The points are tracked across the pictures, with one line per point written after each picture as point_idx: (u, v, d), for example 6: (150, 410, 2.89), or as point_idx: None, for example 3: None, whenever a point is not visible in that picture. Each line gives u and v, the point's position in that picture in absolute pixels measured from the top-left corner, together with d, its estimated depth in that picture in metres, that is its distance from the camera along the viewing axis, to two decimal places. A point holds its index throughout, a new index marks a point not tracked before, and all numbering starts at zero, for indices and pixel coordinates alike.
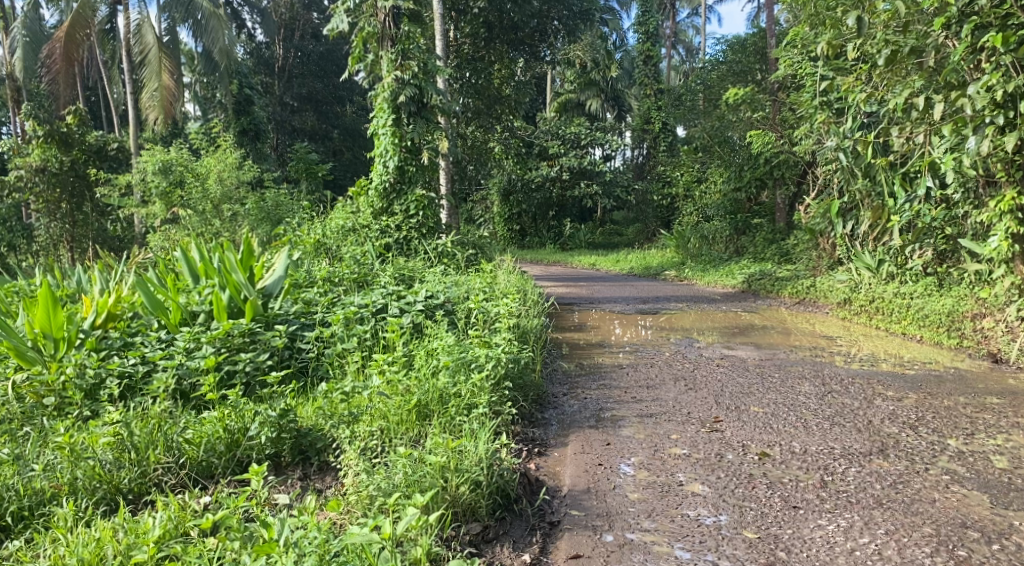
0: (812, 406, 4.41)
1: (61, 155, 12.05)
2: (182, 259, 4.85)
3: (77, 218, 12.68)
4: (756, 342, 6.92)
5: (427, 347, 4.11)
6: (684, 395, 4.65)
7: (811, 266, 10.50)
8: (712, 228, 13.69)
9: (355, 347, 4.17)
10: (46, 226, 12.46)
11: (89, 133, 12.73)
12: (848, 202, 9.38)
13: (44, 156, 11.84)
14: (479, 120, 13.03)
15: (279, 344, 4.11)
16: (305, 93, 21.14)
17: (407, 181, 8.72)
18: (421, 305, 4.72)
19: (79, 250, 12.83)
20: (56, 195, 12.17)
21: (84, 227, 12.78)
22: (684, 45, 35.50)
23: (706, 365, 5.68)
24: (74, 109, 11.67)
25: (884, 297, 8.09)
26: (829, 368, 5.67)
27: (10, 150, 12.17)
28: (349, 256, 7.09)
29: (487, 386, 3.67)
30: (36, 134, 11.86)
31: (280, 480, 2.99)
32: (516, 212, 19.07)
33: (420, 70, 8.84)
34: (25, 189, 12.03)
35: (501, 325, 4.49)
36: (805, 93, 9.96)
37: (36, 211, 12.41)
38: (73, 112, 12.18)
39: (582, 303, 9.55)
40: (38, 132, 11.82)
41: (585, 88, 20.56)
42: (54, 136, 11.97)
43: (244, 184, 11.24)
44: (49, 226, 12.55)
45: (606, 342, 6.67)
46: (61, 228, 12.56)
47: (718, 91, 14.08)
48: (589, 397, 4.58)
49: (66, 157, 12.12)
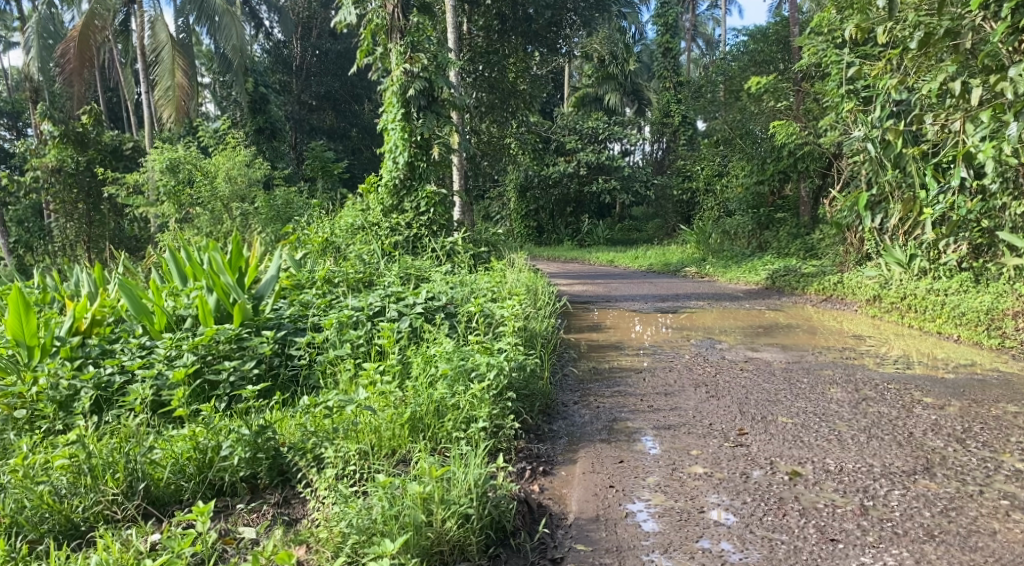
0: (845, 415, 4.04)
1: (76, 155, 11.99)
2: (170, 259, 4.58)
3: (94, 218, 12.54)
4: (782, 342, 6.55)
5: (425, 354, 3.81)
6: (706, 403, 4.32)
7: (839, 261, 10.08)
8: (733, 223, 13.28)
9: (347, 354, 3.88)
10: (62, 226, 12.24)
11: (103, 133, 12.64)
12: (876, 194, 8.97)
13: (60, 156, 11.77)
14: (493, 115, 12.66)
15: (266, 351, 3.82)
16: (323, 92, 21.00)
17: (417, 177, 8.44)
18: (421, 306, 4.40)
19: (95, 250, 12.65)
20: (73, 196, 12.04)
21: (101, 228, 12.60)
22: (703, 38, 34.94)
23: (729, 369, 5.32)
24: (88, 109, 11.55)
25: (916, 293, 7.65)
26: (862, 372, 5.28)
27: (27, 151, 12.10)
28: (353, 255, 6.80)
29: (487, 398, 3.38)
30: (51, 133, 11.78)
31: (251, 509, 2.70)
32: (533, 208, 18.81)
33: (431, 62, 8.51)
34: (41, 189, 11.96)
35: (506, 329, 4.18)
36: (831, 81, 9.50)
37: (54, 212, 12.24)
38: (87, 112, 12.07)
39: (598, 301, 9.22)
40: (54, 132, 11.74)
41: (603, 82, 20.13)
42: (70, 136, 11.89)
43: (255, 182, 11.04)
44: (65, 226, 12.35)
45: (623, 343, 6.34)
46: (79, 228, 12.36)
47: (740, 83, 13.63)
48: (602, 405, 4.26)
49: (82, 157, 12.05)
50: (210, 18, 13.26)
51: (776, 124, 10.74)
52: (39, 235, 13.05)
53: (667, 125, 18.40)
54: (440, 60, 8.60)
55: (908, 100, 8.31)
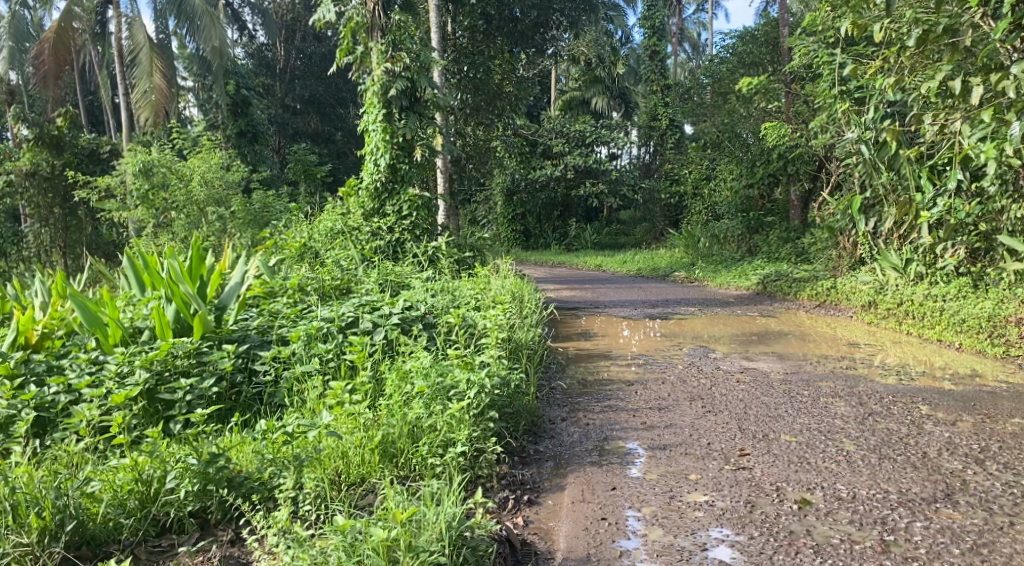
0: (852, 432, 3.79)
1: (52, 158, 11.61)
2: (126, 268, 4.22)
3: (71, 223, 12.16)
4: (777, 351, 6.29)
5: (400, 369, 3.50)
6: (702, 419, 4.05)
7: (831, 266, 9.85)
8: (723, 227, 13.03)
9: (315, 370, 3.56)
10: (36, 232, 11.85)
11: (80, 136, 12.26)
12: (870, 197, 8.74)
13: (34, 160, 11.37)
14: (478, 116, 12.39)
15: (226, 368, 3.50)
16: (308, 95, 20.43)
17: (399, 180, 8.14)
18: (397, 317, 4.09)
19: (72, 256, 12.24)
20: (48, 200, 11.68)
21: (77, 233, 12.19)
22: (689, 43, 34.80)
23: (724, 381, 5.03)
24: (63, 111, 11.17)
25: (913, 299, 7.41)
26: (864, 383, 5.02)
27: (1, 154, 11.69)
28: (329, 261, 6.50)
29: (467, 419, 3.09)
30: (25, 136, 11.37)
31: (197, 551, 2.36)
32: (520, 212, 18.51)
33: (412, 62, 8.23)
34: (15, 193, 11.58)
35: (488, 342, 3.88)
36: (823, 82, 9.28)
37: (28, 216, 11.87)
38: (63, 114, 11.69)
39: (586, 307, 8.94)
40: (28, 135, 11.33)
41: (590, 85, 19.91)
42: (44, 139, 11.49)
43: (233, 186, 10.67)
44: (40, 232, 11.95)
45: (612, 352, 6.05)
46: (54, 233, 11.96)
47: (728, 85, 13.38)
48: (592, 423, 3.97)
49: (58, 161, 11.65)
50: (188, 18, 12.91)
51: (766, 126, 10.52)
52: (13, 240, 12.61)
53: (655, 128, 18.20)
54: (423, 58, 8.33)
55: (902, 101, 8.12)
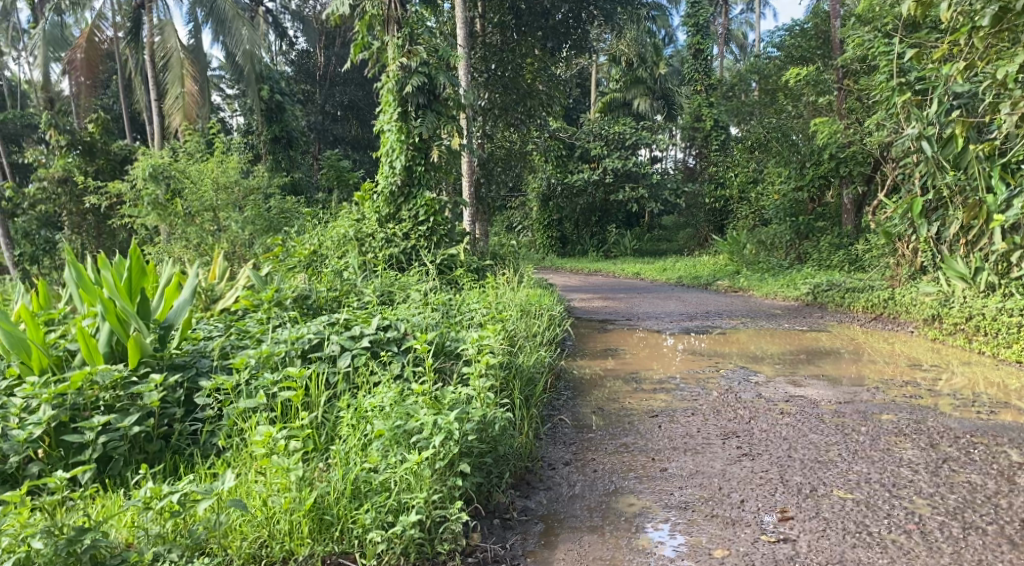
0: (925, 486, 3.04)
1: (85, 165, 11.28)
2: (69, 277, 3.64)
3: (105, 231, 11.74)
4: (830, 374, 5.48)
5: (359, 408, 2.88)
6: (736, 465, 3.34)
7: (889, 275, 8.94)
8: (769, 232, 12.09)
9: (259, 407, 2.96)
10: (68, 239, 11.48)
11: (112, 143, 11.79)
12: (933, 198, 7.82)
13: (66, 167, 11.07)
14: (507, 117, 11.61)
15: (154, 403, 2.94)
16: (348, 101, 19.80)
17: (416, 182, 7.49)
18: (369, 338, 3.44)
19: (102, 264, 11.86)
20: (81, 207, 11.29)
21: (111, 240, 11.79)
22: (737, 43, 33.43)
23: (765, 414, 4.25)
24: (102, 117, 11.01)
25: (985, 313, 6.49)
26: (936, 418, 4.20)
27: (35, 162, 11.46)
28: (329, 272, 5.91)
29: (429, 476, 2.47)
30: (59, 144, 11.09)
31: None
32: (556, 218, 17.85)
33: (431, 56, 7.56)
34: (48, 201, 11.22)
35: (473, 370, 3.22)
36: (880, 74, 8.42)
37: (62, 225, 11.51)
38: (95, 120, 11.37)
39: (619, 320, 8.22)
40: (60, 142, 11.04)
41: (630, 87, 18.53)
42: (77, 146, 11.20)
43: (251, 192, 10.13)
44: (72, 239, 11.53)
45: (641, 375, 5.33)
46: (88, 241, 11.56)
47: (777, 82, 12.48)
48: (598, 468, 3.29)
49: (90, 167, 11.32)
50: (221, 22, 12.55)
51: (816, 121, 9.81)
52: (47, 249, 11.46)
53: (698, 130, 17.30)
54: (442, 52, 7.68)
55: (970, 92, 7.16)
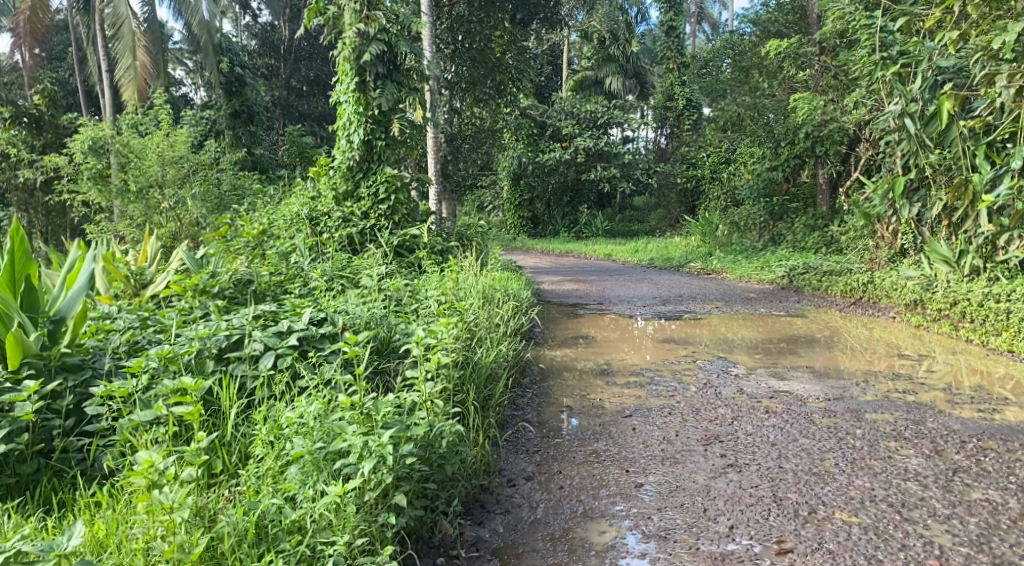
0: (938, 506, 2.66)
1: (30, 140, 10.31)
2: None
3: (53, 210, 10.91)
4: (815, 365, 5.08)
5: (277, 423, 2.40)
6: (723, 479, 2.91)
7: (868, 258, 8.60)
8: (743, 213, 11.73)
9: (157, 420, 2.46)
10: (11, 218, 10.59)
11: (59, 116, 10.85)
12: (915, 178, 7.37)
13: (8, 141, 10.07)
14: (475, 92, 10.91)
15: (27, 416, 2.41)
16: (313, 76, 19.13)
17: (375, 158, 6.89)
18: (297, 335, 2.94)
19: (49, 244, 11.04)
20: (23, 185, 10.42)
21: (61, 218, 10.99)
22: (709, 22, 33.00)
23: (749, 414, 3.83)
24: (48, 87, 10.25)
25: (969, 299, 6.09)
26: (936, 418, 3.83)
27: None
28: (274, 255, 5.32)
29: (353, 513, 2.02)
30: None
31: None
32: (527, 198, 17.23)
33: (391, 23, 6.93)
34: None
35: (418, 376, 2.75)
36: (861, 48, 7.94)
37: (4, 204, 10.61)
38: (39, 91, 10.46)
39: (589, 304, 7.77)
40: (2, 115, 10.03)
41: (603, 64, 18.07)
42: (20, 119, 10.20)
43: (200, 167, 9.40)
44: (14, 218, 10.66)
45: (612, 367, 4.85)
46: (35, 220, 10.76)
47: (751, 58, 11.76)
48: (563, 484, 2.85)
49: (37, 142, 10.34)
50: None
51: (797, 96, 9.36)
52: None
53: (671, 109, 16.87)
54: (402, 18, 7.06)
55: (956, 66, 6.64)
